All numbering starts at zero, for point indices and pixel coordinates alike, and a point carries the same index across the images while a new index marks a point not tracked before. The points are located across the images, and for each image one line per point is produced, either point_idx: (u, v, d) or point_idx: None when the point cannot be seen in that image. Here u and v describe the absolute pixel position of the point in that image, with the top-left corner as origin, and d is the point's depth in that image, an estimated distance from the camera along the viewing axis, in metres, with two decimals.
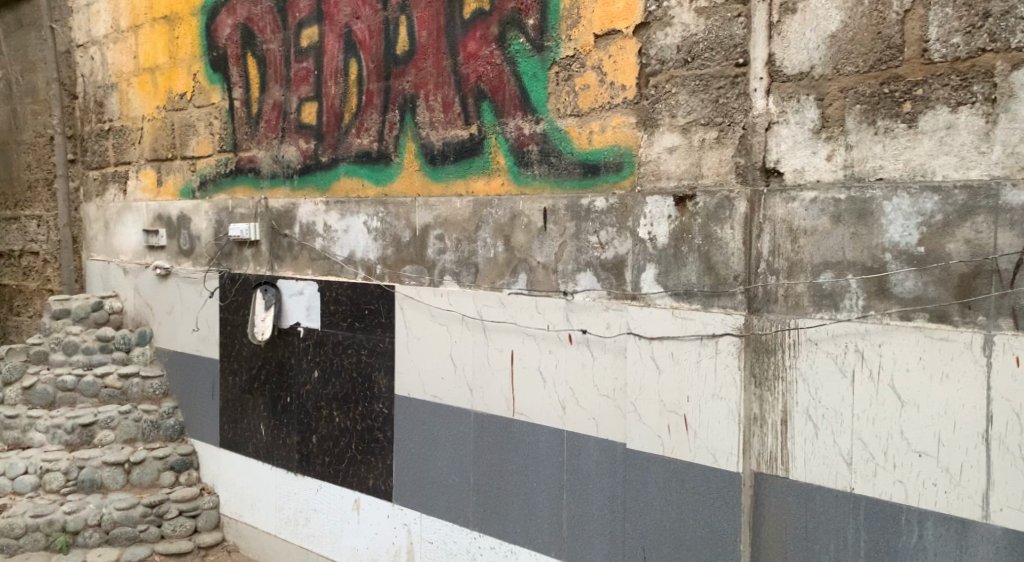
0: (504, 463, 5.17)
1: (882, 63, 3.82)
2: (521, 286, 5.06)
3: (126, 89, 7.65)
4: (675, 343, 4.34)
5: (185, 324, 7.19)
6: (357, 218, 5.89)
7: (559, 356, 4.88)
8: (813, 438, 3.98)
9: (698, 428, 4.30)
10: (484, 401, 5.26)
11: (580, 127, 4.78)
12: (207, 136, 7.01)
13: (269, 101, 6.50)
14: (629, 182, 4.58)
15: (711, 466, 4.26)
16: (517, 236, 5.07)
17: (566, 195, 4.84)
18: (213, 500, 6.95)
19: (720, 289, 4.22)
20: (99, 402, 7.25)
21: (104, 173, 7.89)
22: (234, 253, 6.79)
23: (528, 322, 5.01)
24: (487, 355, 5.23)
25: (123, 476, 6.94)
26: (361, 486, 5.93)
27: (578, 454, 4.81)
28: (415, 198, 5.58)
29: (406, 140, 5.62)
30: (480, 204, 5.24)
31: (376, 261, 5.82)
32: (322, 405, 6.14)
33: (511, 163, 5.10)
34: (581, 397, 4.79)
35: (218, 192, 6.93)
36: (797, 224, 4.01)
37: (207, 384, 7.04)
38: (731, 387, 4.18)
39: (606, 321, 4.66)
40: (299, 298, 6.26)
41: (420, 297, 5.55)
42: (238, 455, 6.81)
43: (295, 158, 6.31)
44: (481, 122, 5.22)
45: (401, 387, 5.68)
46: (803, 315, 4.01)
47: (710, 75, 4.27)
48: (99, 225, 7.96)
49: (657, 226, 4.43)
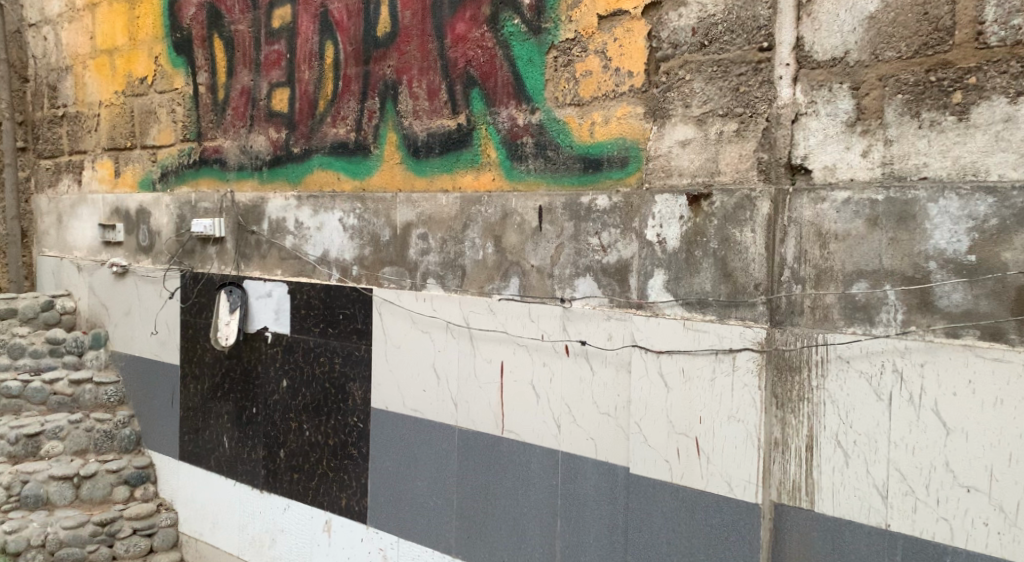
0: (491, 485, 4.74)
1: (928, 48, 3.41)
2: (513, 292, 4.62)
3: (81, 73, 7.18)
4: (687, 358, 3.91)
5: (143, 326, 6.70)
6: (332, 215, 5.43)
7: (554, 369, 4.47)
8: (842, 467, 3.57)
9: (711, 452, 3.87)
10: (469, 416, 4.83)
11: (580, 117, 4.38)
12: (169, 123, 6.53)
13: (236, 86, 6.03)
14: (635, 178, 4.20)
15: (726, 496, 3.84)
16: (509, 237, 4.64)
17: (564, 192, 4.43)
18: (171, 517, 6.49)
19: (738, 298, 3.80)
20: (47, 410, 6.77)
21: (57, 162, 7.43)
22: (197, 251, 6.31)
23: (519, 331, 4.58)
24: (473, 366, 4.79)
25: (72, 492, 6.45)
26: (333, 507, 5.46)
27: (575, 478, 4.41)
28: (395, 194, 5.13)
29: (386, 130, 5.16)
30: (468, 202, 4.79)
31: (352, 262, 5.35)
32: (291, 416, 5.67)
33: (503, 157, 4.68)
34: (579, 415, 4.39)
35: (181, 184, 6.45)
36: (827, 227, 3.60)
37: (167, 392, 6.57)
38: (750, 408, 3.75)
39: (608, 332, 4.26)
40: (267, 300, 5.78)
41: (399, 302, 5.09)
42: (200, 469, 6.33)
43: (264, 149, 5.83)
44: (471, 113, 4.79)
45: (378, 399, 5.23)
46: (832, 330, 3.59)
47: (729, 61, 3.83)
48: (51, 217, 7.49)
49: (667, 228, 3.99)
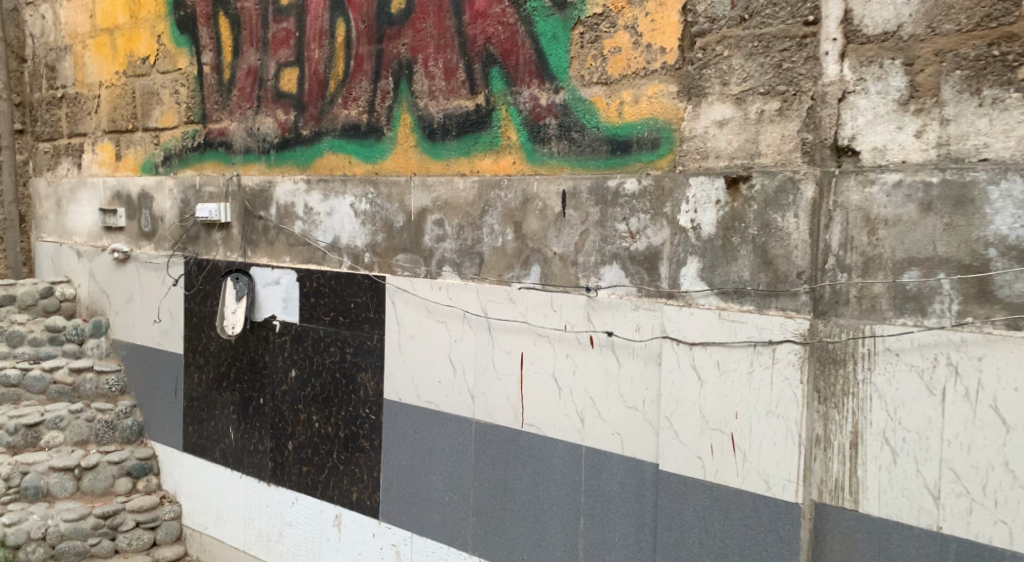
0: (511, 481, 4.54)
1: (991, 20, 3.23)
2: (534, 280, 4.42)
3: (81, 52, 6.96)
4: (723, 350, 3.71)
5: (146, 314, 6.50)
6: (343, 200, 5.22)
7: (578, 361, 4.27)
8: (890, 466, 3.37)
9: (747, 449, 3.67)
10: (487, 409, 4.63)
11: (608, 97, 4.18)
12: (172, 105, 6.31)
13: (243, 66, 5.81)
14: (667, 160, 4.00)
15: (763, 495, 3.63)
16: (530, 223, 4.43)
17: (590, 176, 4.23)
18: (175, 510, 6.30)
19: (779, 288, 3.60)
20: (47, 399, 6.57)
21: (57, 145, 7.22)
22: (202, 237, 6.10)
23: (540, 321, 4.38)
24: (491, 357, 4.59)
25: (73, 483, 6.25)
26: (343, 501, 5.27)
27: (600, 475, 4.22)
28: (409, 178, 4.92)
29: (400, 111, 4.95)
30: (487, 186, 4.59)
31: (364, 249, 5.14)
32: (300, 408, 5.47)
33: (524, 138, 4.47)
34: (604, 409, 4.20)
35: (184, 168, 6.24)
36: (876, 213, 3.41)
37: (170, 381, 6.37)
38: (790, 403, 3.55)
39: (636, 323, 4.06)
40: (275, 288, 5.58)
41: (414, 290, 4.89)
42: (204, 461, 6.14)
43: (272, 131, 5.62)
44: (490, 92, 4.58)
45: (391, 391, 5.02)
46: (880, 321, 3.40)
47: (772, 35, 3.62)
48: (50, 202, 7.29)
49: (702, 213, 3.79)
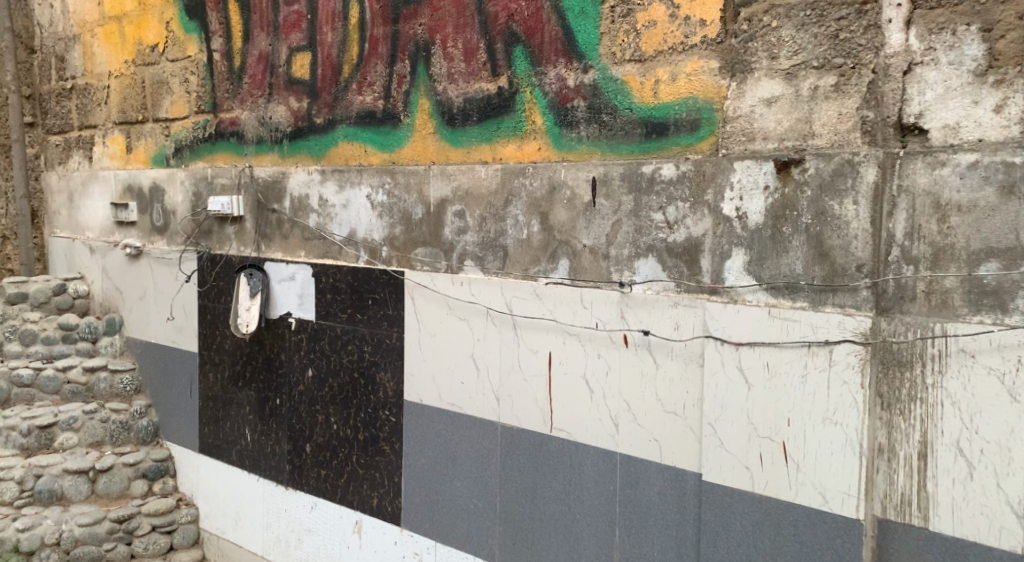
0: (540, 489, 4.22)
1: None
2: (563, 274, 4.09)
3: (89, 41, 6.69)
4: (773, 351, 3.38)
5: (159, 312, 6.24)
6: (359, 191, 4.91)
7: (611, 362, 3.94)
8: (965, 481, 3.05)
9: (800, 460, 3.33)
10: (513, 412, 4.31)
11: (642, 75, 3.86)
12: (182, 94, 6.02)
13: (253, 52, 5.51)
14: (708, 143, 3.69)
15: (819, 509, 3.30)
16: (558, 213, 4.11)
17: (623, 162, 3.90)
18: (192, 513, 6.06)
19: (836, 282, 3.27)
20: (61, 400, 6.29)
21: (67, 138, 6.95)
22: (215, 231, 5.82)
23: (570, 319, 4.06)
24: (517, 357, 4.27)
25: (88, 486, 5.98)
26: (364, 506, 4.97)
27: (636, 484, 3.89)
28: (428, 166, 4.60)
29: (418, 96, 4.63)
30: (511, 173, 4.26)
31: (381, 243, 4.83)
32: (317, 409, 5.17)
33: (550, 122, 4.14)
34: (640, 413, 3.87)
35: (195, 159, 5.95)
36: (947, 198, 3.09)
37: (185, 381, 6.10)
38: (850, 409, 3.21)
39: (675, 321, 3.74)
40: (290, 284, 5.29)
41: (434, 286, 4.57)
42: (221, 462, 5.87)
43: (284, 120, 5.31)
44: (513, 73, 4.26)
45: (411, 392, 4.72)
46: (953, 318, 3.08)
47: (826, 3, 3.30)
48: (62, 197, 7.03)
49: (749, 201, 3.45)
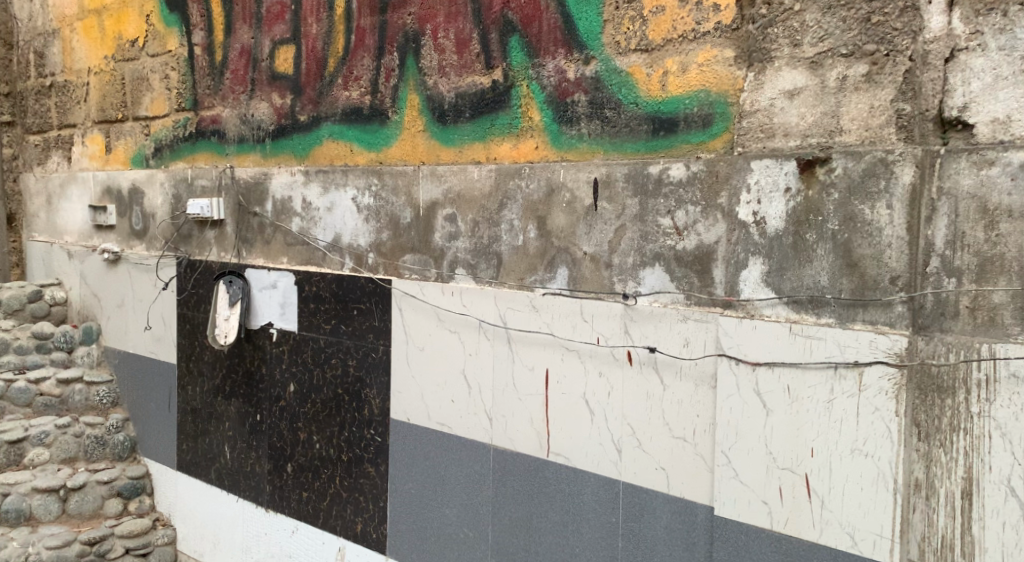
0: (534, 519, 3.86)
1: None
2: (562, 285, 3.74)
3: (68, 36, 6.34)
4: (794, 373, 3.03)
5: (137, 320, 5.88)
6: (344, 193, 4.56)
7: (613, 382, 3.59)
8: (1018, 524, 2.71)
9: (825, 495, 2.99)
10: (507, 434, 3.95)
11: (649, 67, 3.51)
12: (162, 91, 5.67)
13: (235, 46, 5.16)
14: (723, 141, 3.35)
15: (847, 552, 2.96)
16: (556, 218, 3.76)
17: (628, 161, 3.56)
18: (168, 535, 5.67)
19: (866, 296, 2.93)
20: (33, 413, 5.89)
21: (46, 138, 6.59)
22: (194, 236, 5.47)
23: (569, 334, 3.70)
24: (511, 375, 3.91)
25: (58, 506, 5.56)
26: (347, 532, 4.61)
27: (641, 517, 3.54)
28: (417, 167, 4.25)
29: (407, 91, 4.28)
30: (506, 174, 3.91)
31: (367, 249, 4.48)
32: (299, 426, 4.82)
33: (548, 119, 3.79)
34: (646, 439, 3.52)
35: (175, 160, 5.60)
36: (996, 201, 2.76)
37: (163, 393, 5.74)
38: (883, 440, 2.87)
39: (684, 337, 3.40)
40: (271, 292, 4.94)
41: (423, 296, 4.21)
42: (199, 481, 5.51)
43: (266, 117, 4.96)
44: (509, 66, 3.91)
45: (398, 410, 4.36)
46: (1002, 338, 2.75)
47: None
48: (41, 199, 6.67)
49: (768, 204, 3.09)
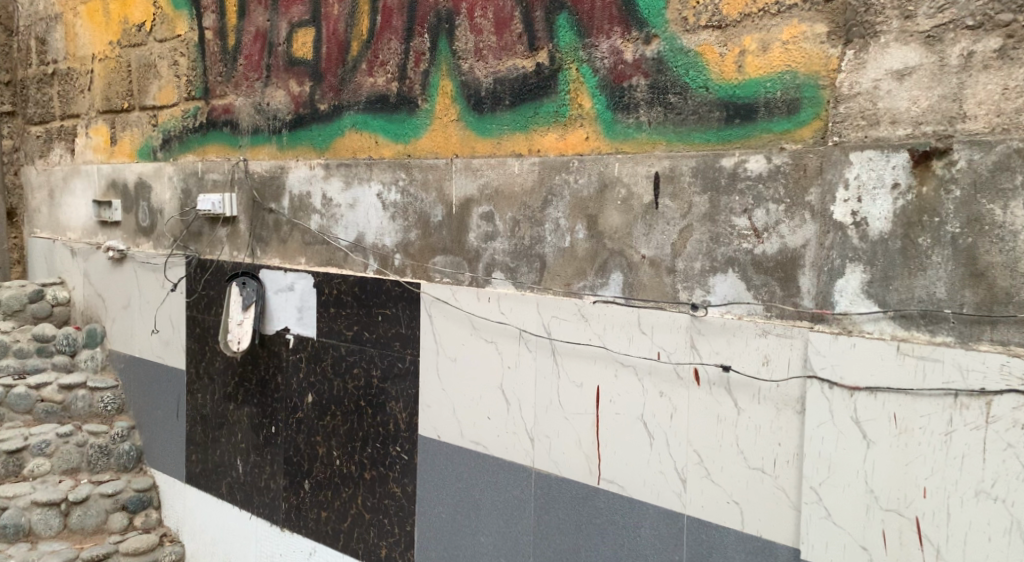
0: (583, 553, 3.43)
1: None
2: (616, 292, 3.31)
3: (72, 21, 5.92)
4: (906, 400, 2.70)
5: (145, 323, 5.45)
6: (369, 188, 4.13)
7: (677, 403, 3.16)
8: None
9: (941, 543, 2.67)
10: (551, 458, 3.52)
11: (721, 45, 3.07)
12: (171, 79, 5.25)
13: (249, 29, 4.72)
14: (812, 130, 2.92)
15: None
16: (610, 217, 3.33)
17: (696, 154, 3.13)
18: (176, 552, 5.24)
19: (994, 311, 2.62)
20: (33, 421, 5.48)
21: (49, 129, 6.17)
22: (205, 233, 5.05)
23: (624, 348, 3.27)
24: (556, 392, 3.48)
25: (60, 521, 5.15)
26: (370, 557, 4.18)
27: (709, 556, 3.12)
28: (450, 160, 3.82)
29: (439, 76, 3.85)
30: (552, 168, 3.48)
31: (394, 250, 4.05)
32: (317, 441, 4.40)
33: (601, 106, 3.36)
34: (715, 469, 3.09)
35: (184, 153, 5.19)
36: None
37: (171, 402, 5.32)
38: (1017, 483, 2.56)
39: (763, 354, 2.97)
40: (288, 295, 4.52)
41: (456, 302, 3.79)
42: (210, 495, 5.09)
43: (283, 106, 4.53)
44: (556, 46, 3.47)
45: (427, 426, 3.94)
46: None
47: None
48: (43, 192, 6.25)
49: (871, 202, 2.78)
